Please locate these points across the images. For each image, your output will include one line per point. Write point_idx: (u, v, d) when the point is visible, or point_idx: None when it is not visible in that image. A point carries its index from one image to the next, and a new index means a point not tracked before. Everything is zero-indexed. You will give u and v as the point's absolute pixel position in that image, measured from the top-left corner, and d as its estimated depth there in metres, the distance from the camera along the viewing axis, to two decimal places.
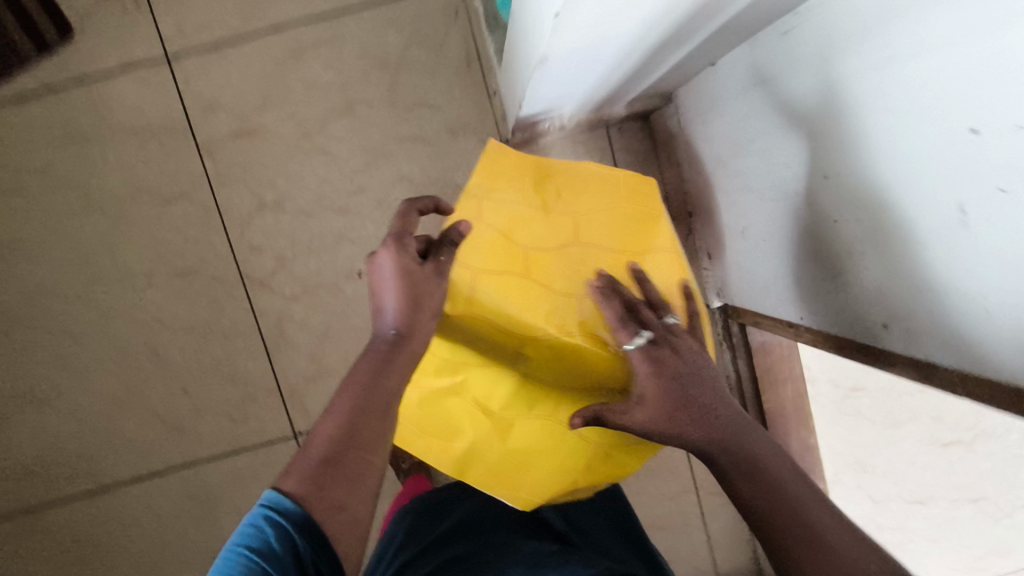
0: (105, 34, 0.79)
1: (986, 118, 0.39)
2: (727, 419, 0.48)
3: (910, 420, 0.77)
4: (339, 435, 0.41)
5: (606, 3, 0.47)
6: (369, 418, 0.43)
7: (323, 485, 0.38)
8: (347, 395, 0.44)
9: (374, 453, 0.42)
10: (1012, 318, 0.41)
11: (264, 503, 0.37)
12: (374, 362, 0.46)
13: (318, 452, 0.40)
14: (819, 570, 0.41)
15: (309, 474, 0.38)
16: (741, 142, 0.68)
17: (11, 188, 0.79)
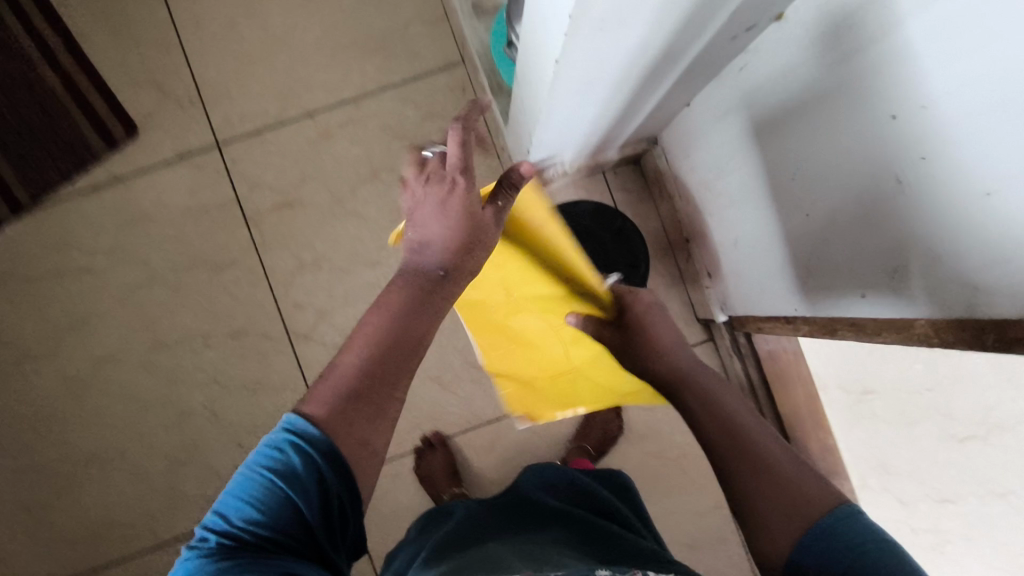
0: (164, 128, 0.93)
1: (902, 102, 0.44)
2: (701, 378, 0.55)
3: (920, 418, 0.71)
4: (366, 367, 0.44)
5: (589, 69, 0.52)
6: (400, 347, 0.46)
7: (351, 408, 0.42)
8: (383, 314, 0.47)
9: (397, 384, 0.45)
10: (968, 258, 0.43)
11: (287, 426, 0.40)
12: (419, 293, 0.49)
13: (350, 374, 0.43)
14: (781, 514, 0.45)
15: (337, 398, 0.42)
16: (717, 166, 0.73)
17: (88, 268, 0.91)
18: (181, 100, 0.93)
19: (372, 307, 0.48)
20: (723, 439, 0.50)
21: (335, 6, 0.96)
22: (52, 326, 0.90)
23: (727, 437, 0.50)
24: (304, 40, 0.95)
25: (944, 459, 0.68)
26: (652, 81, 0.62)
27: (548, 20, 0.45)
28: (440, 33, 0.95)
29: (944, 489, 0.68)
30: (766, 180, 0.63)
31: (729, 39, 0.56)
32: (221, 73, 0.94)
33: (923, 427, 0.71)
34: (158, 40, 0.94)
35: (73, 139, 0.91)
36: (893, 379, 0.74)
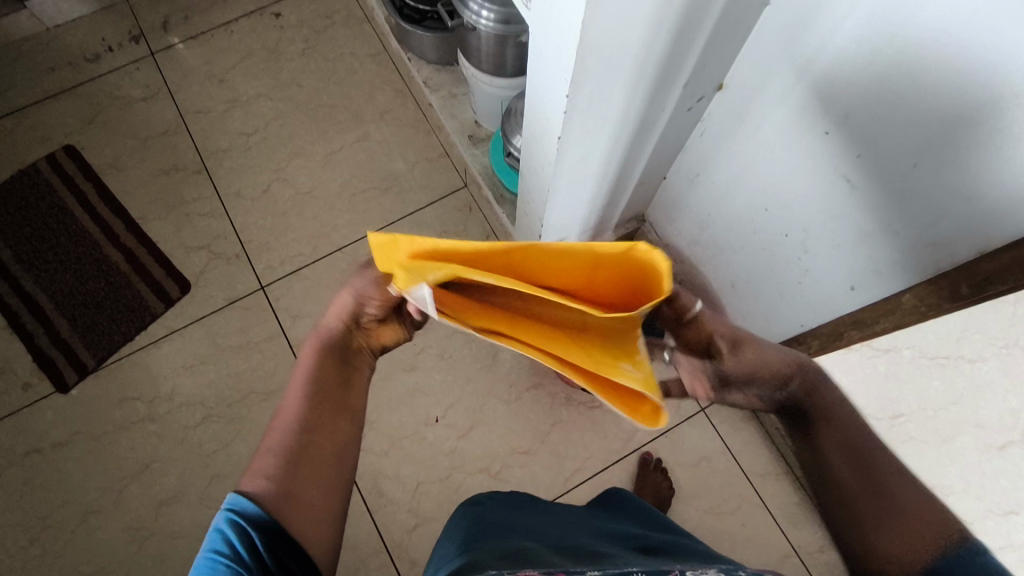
0: (213, 280, 1.05)
1: (828, 121, 0.55)
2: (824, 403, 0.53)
3: (956, 432, 0.77)
4: (288, 430, 0.50)
5: (584, 147, 0.65)
6: (321, 411, 0.52)
7: (284, 484, 0.46)
8: (298, 387, 0.52)
9: (324, 441, 0.50)
10: (924, 224, 0.52)
11: (227, 508, 0.43)
12: (326, 356, 0.55)
13: (280, 452, 0.49)
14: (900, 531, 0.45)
15: (275, 476, 0.47)
16: (703, 220, 0.84)
17: (150, 416, 0.97)
18: (228, 255, 1.07)
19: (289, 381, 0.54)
20: (853, 468, 0.49)
21: (352, 159, 1.13)
22: (116, 477, 0.94)
23: (857, 464, 0.49)
24: (328, 190, 1.11)
25: (991, 468, 0.74)
26: (632, 159, 0.75)
27: (548, 109, 0.58)
28: (443, 166, 1.13)
29: (1007, 501, 0.74)
30: (746, 217, 0.74)
31: (686, 110, 0.69)
32: (260, 227, 1.09)
33: (962, 440, 0.76)
34: (205, 210, 1.10)
35: (135, 302, 1.03)
36: (920, 405, 0.80)
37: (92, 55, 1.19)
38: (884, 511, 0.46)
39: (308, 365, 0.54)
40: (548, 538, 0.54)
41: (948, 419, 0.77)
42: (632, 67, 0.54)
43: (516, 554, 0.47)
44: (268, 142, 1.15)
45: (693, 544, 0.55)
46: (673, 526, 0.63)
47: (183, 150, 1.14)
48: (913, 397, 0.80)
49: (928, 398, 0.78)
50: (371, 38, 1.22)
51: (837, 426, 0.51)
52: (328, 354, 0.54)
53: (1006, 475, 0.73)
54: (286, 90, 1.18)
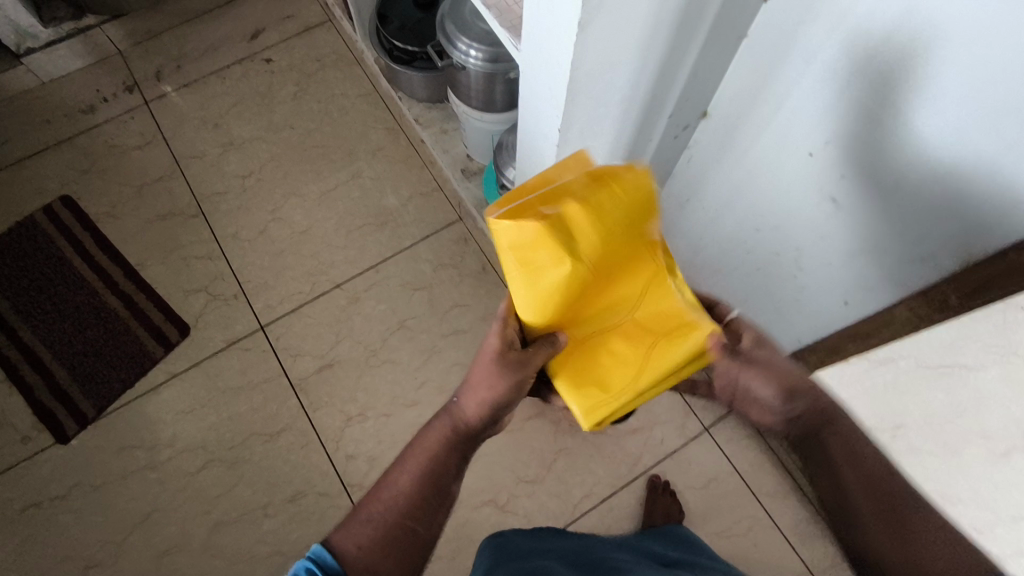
0: (213, 323, 1.05)
1: (811, 144, 0.57)
2: None
3: None
4: (390, 506, 0.51)
5: None
6: (427, 497, 0.52)
7: (366, 550, 0.49)
8: (416, 462, 0.54)
9: (417, 524, 0.51)
10: (908, 240, 0.53)
11: (309, 556, 0.48)
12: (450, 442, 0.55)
13: (373, 524, 0.51)
14: None
15: (364, 544, 0.49)
16: (696, 241, 0.86)
17: (151, 463, 0.97)
18: (226, 297, 1.07)
19: (407, 448, 0.55)
20: None
21: (346, 197, 1.15)
22: (118, 528, 0.93)
23: None
24: (324, 229, 1.13)
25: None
26: None
27: (542, 143, 0.60)
28: (436, 200, 1.14)
29: None
30: (737, 238, 0.75)
31: (673, 138, 0.71)
32: (258, 268, 1.09)
33: None
34: (203, 253, 1.11)
35: (134, 349, 1.03)
36: None
37: (87, 105, 1.21)
38: None
39: (432, 444, 0.55)
40: (576, 561, 0.58)
41: None
42: (619, 101, 0.56)
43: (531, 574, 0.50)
44: (263, 183, 1.16)
45: (710, 567, 0.58)
46: (714, 561, 0.65)
47: (179, 196, 1.15)
48: None
49: None
50: (362, 79, 1.25)
51: None
52: (456, 441, 0.55)
53: None
54: (279, 132, 1.20)
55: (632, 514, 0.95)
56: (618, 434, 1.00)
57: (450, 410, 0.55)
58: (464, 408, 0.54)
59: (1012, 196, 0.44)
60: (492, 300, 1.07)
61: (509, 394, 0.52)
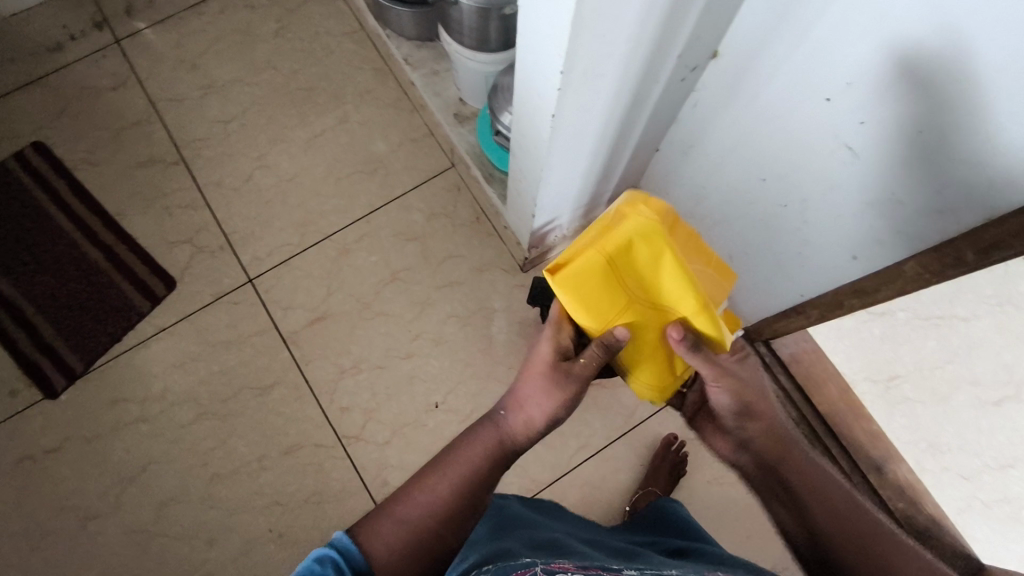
0: (200, 275, 1.02)
1: (828, 89, 0.53)
2: (804, 468, 0.54)
3: (952, 391, 0.77)
4: (426, 511, 0.55)
5: (580, 122, 0.62)
6: (464, 508, 0.56)
7: (394, 548, 0.52)
8: (455, 472, 0.57)
9: (448, 531, 0.55)
10: (927, 192, 0.51)
11: (334, 543, 0.51)
12: (492, 452, 0.58)
13: (404, 522, 0.54)
14: None
15: (397, 547, 0.53)
16: (698, 191, 0.82)
17: (144, 417, 0.96)
18: (212, 248, 1.04)
19: (451, 451, 0.58)
20: (850, 546, 0.50)
21: (334, 143, 1.10)
22: (114, 480, 0.93)
23: (853, 546, 0.50)
24: (312, 176, 1.08)
25: (987, 424, 0.75)
26: (624, 133, 0.73)
27: (541, 87, 0.56)
28: (428, 145, 1.10)
29: (1003, 456, 0.75)
30: (743, 188, 0.72)
31: (679, 81, 0.67)
32: (244, 218, 1.06)
33: (958, 398, 0.77)
34: (186, 202, 1.06)
35: (120, 302, 1.00)
36: (917, 365, 0.80)
37: (54, 44, 1.13)
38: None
39: (477, 452, 0.58)
40: (593, 539, 0.59)
41: (944, 378, 0.77)
42: (625, 41, 0.52)
43: (555, 550, 0.51)
44: (246, 129, 1.11)
45: (726, 558, 0.60)
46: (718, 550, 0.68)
47: (158, 142, 1.10)
48: (910, 358, 0.80)
49: (923, 357, 0.78)
50: (347, 15, 1.18)
51: (812, 490, 0.53)
52: (499, 453, 0.59)
53: (1001, 430, 0.74)
54: (260, 73, 1.14)
55: (627, 464, 0.96)
56: (614, 386, 0.99)
57: (498, 421, 0.60)
58: (513, 423, 0.59)
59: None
60: (486, 251, 1.04)
61: (556, 405, 0.57)
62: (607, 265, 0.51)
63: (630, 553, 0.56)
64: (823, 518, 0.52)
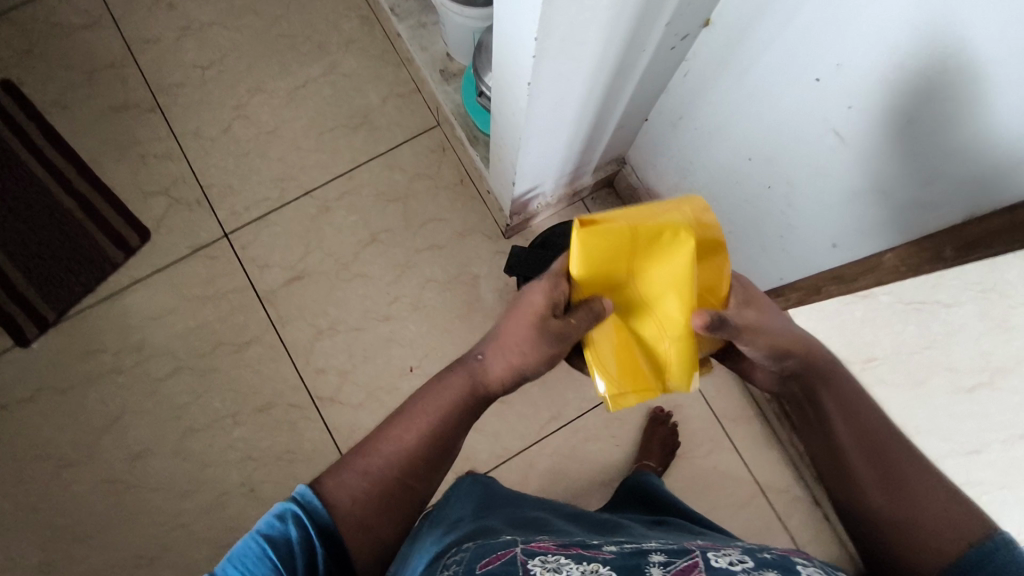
0: (175, 228, 1.00)
1: (819, 68, 0.50)
2: (839, 388, 0.52)
3: (929, 376, 0.78)
4: (391, 460, 0.52)
5: (560, 91, 0.59)
6: (432, 457, 0.53)
7: (358, 501, 0.50)
8: (422, 418, 0.53)
9: (416, 482, 0.52)
10: (914, 185, 0.49)
11: (294, 496, 0.48)
12: (462, 399, 0.54)
13: (369, 475, 0.51)
14: (904, 517, 0.45)
15: (362, 500, 0.50)
16: (685, 165, 0.80)
17: (119, 369, 0.95)
18: (188, 201, 1.01)
19: (420, 395, 0.55)
20: (868, 458, 0.48)
21: (316, 95, 1.06)
22: (88, 431, 0.93)
23: (874, 460, 0.48)
24: (293, 129, 1.04)
25: (959, 410, 0.75)
26: (609, 103, 0.70)
27: (518, 53, 0.53)
28: (414, 102, 1.06)
29: (970, 442, 0.76)
30: (729, 165, 0.70)
31: (669, 50, 0.64)
32: (222, 171, 1.03)
33: (934, 382, 0.77)
34: (162, 151, 1.03)
35: (93, 252, 0.98)
36: (896, 348, 0.80)
37: None
38: (902, 507, 0.46)
39: (443, 404, 0.53)
40: (575, 513, 0.61)
41: (922, 363, 0.78)
42: (607, 9, 0.49)
43: (534, 529, 0.51)
44: (224, 77, 1.07)
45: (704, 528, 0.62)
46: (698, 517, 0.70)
47: (134, 86, 1.05)
48: (889, 340, 0.80)
49: (903, 340, 0.78)
50: None
51: (845, 407, 0.51)
52: (470, 400, 0.54)
53: (973, 416, 0.74)
54: (241, 17, 1.09)
55: (599, 435, 0.97)
56: None
57: (472, 368, 0.54)
58: (488, 369, 0.54)
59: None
60: (469, 215, 1.02)
61: (531, 359, 0.51)
62: (626, 244, 0.47)
63: (609, 525, 0.58)
64: (848, 433, 0.50)
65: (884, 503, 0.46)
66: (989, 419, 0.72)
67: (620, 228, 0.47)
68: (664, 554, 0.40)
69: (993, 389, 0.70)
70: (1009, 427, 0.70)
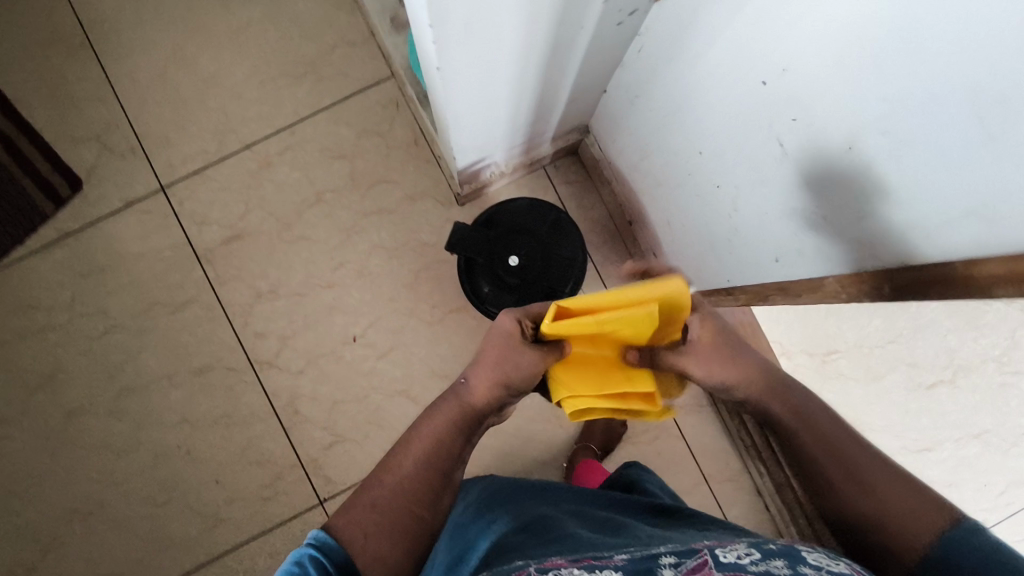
0: (108, 179, 0.94)
1: (765, 68, 0.44)
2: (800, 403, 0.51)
3: (888, 371, 0.71)
4: (396, 489, 0.49)
5: (481, 69, 0.53)
6: (434, 482, 0.50)
7: (367, 535, 0.46)
8: (420, 443, 0.51)
9: (424, 510, 0.49)
10: (854, 215, 0.43)
11: (309, 543, 0.44)
12: (456, 421, 0.52)
13: (374, 508, 0.48)
14: (884, 526, 0.43)
15: (373, 535, 0.47)
16: (641, 144, 0.73)
17: (51, 325, 0.92)
18: (122, 149, 0.95)
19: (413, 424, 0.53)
20: (836, 468, 0.47)
21: (260, 37, 0.97)
22: (22, 387, 0.91)
23: (841, 468, 0.47)
24: (234, 75, 0.97)
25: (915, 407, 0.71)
26: (551, 78, 0.63)
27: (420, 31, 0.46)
28: (366, 50, 0.97)
29: (922, 441, 0.75)
30: (680, 155, 0.64)
31: (615, 25, 0.57)
32: (158, 118, 0.96)
33: (892, 377, 0.71)
34: (93, 93, 0.96)
35: (16, 197, 0.92)
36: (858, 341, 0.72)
37: None
38: (881, 516, 0.43)
39: (437, 429, 0.52)
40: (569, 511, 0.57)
41: (883, 358, 0.71)
42: None
43: (535, 534, 0.47)
44: (161, 13, 0.98)
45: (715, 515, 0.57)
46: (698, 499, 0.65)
47: (62, 19, 0.97)
48: (851, 333, 0.72)
49: (867, 335, 0.70)
50: None
51: (805, 421, 0.50)
52: (463, 421, 0.52)
53: (928, 411, 0.71)
54: None
55: (545, 413, 0.95)
56: None
57: (458, 393, 0.53)
58: (474, 391, 0.53)
59: (969, 206, 0.34)
60: (422, 179, 0.96)
61: (516, 379, 0.51)
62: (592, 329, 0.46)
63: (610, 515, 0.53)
64: (810, 444, 0.49)
65: (863, 519, 0.44)
66: (943, 417, 0.70)
67: (586, 320, 0.45)
68: (674, 556, 0.37)
69: (953, 387, 0.65)
70: (964, 426, 0.68)
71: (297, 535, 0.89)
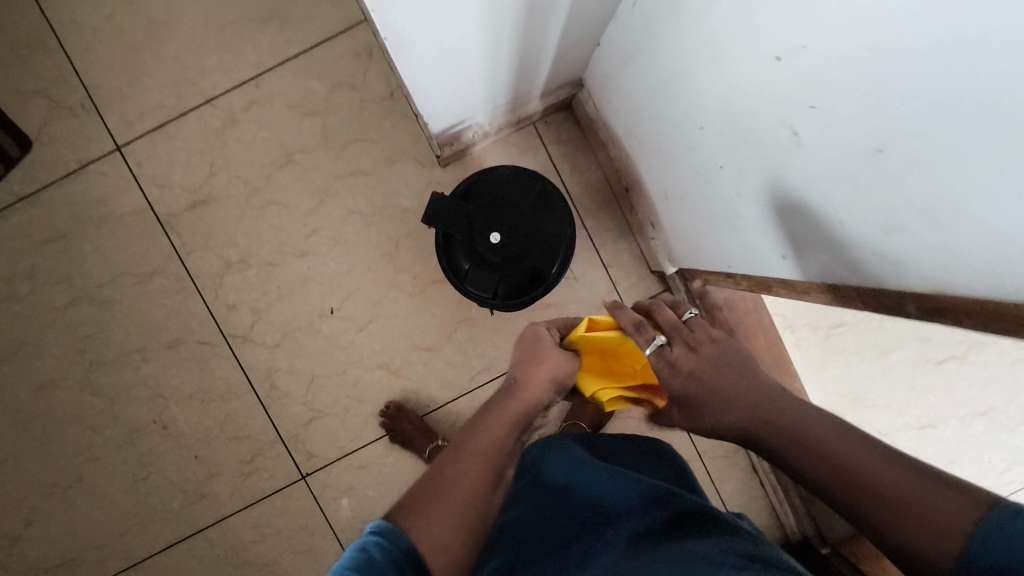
0: (59, 137, 0.87)
1: (779, 40, 0.36)
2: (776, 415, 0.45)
3: (897, 346, 0.66)
4: (466, 476, 0.44)
5: (443, 31, 0.45)
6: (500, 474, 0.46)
7: (440, 522, 0.40)
8: (486, 434, 0.47)
9: (492, 497, 0.44)
10: (876, 222, 0.37)
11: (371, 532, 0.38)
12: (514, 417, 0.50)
13: (443, 495, 0.42)
14: (912, 537, 0.36)
15: (443, 523, 0.40)
16: (637, 108, 0.65)
17: (12, 295, 0.88)
18: (71, 105, 0.87)
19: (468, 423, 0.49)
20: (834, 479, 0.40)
21: None
22: None
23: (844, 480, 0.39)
24: (189, 20, 0.87)
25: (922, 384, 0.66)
26: (533, 36, 0.55)
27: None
28: None
29: None
30: (679, 127, 0.56)
31: None
32: (108, 69, 0.87)
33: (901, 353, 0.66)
34: (36, 41, 0.87)
35: None
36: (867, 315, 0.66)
37: None
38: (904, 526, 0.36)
39: (494, 424, 0.49)
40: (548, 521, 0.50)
41: (892, 331, 0.65)
42: None
43: None
44: None
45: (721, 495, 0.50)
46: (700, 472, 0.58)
47: None
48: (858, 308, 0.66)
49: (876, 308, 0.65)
50: None
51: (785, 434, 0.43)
52: (517, 418, 0.50)
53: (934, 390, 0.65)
54: None
55: None
56: None
57: (509, 390, 0.52)
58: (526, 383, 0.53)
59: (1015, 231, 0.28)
60: (400, 137, 0.88)
61: (564, 370, 0.55)
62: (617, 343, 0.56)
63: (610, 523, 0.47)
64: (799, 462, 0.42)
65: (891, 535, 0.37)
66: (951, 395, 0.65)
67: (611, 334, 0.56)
68: None
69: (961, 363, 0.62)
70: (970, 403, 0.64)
71: (279, 510, 0.87)
